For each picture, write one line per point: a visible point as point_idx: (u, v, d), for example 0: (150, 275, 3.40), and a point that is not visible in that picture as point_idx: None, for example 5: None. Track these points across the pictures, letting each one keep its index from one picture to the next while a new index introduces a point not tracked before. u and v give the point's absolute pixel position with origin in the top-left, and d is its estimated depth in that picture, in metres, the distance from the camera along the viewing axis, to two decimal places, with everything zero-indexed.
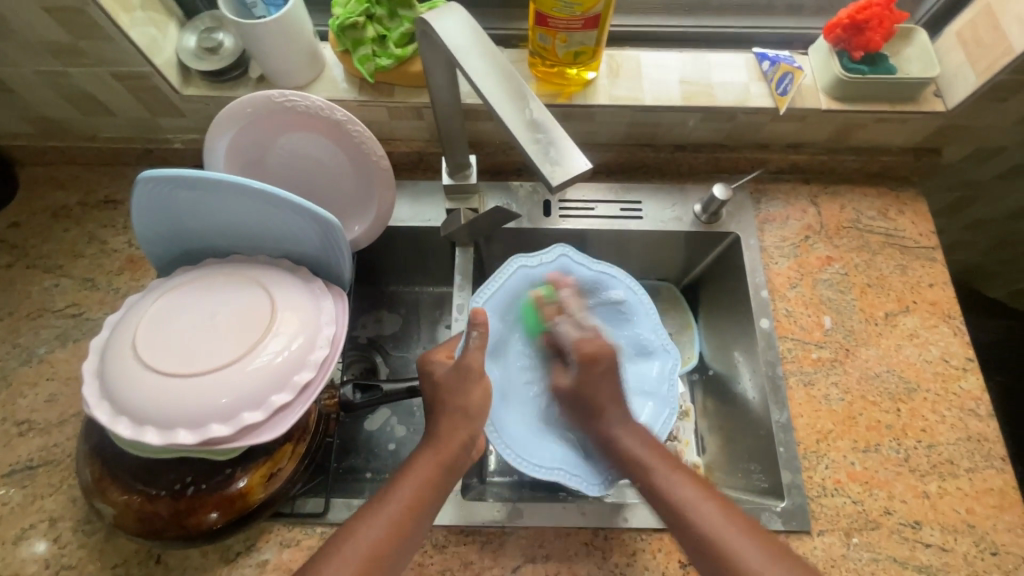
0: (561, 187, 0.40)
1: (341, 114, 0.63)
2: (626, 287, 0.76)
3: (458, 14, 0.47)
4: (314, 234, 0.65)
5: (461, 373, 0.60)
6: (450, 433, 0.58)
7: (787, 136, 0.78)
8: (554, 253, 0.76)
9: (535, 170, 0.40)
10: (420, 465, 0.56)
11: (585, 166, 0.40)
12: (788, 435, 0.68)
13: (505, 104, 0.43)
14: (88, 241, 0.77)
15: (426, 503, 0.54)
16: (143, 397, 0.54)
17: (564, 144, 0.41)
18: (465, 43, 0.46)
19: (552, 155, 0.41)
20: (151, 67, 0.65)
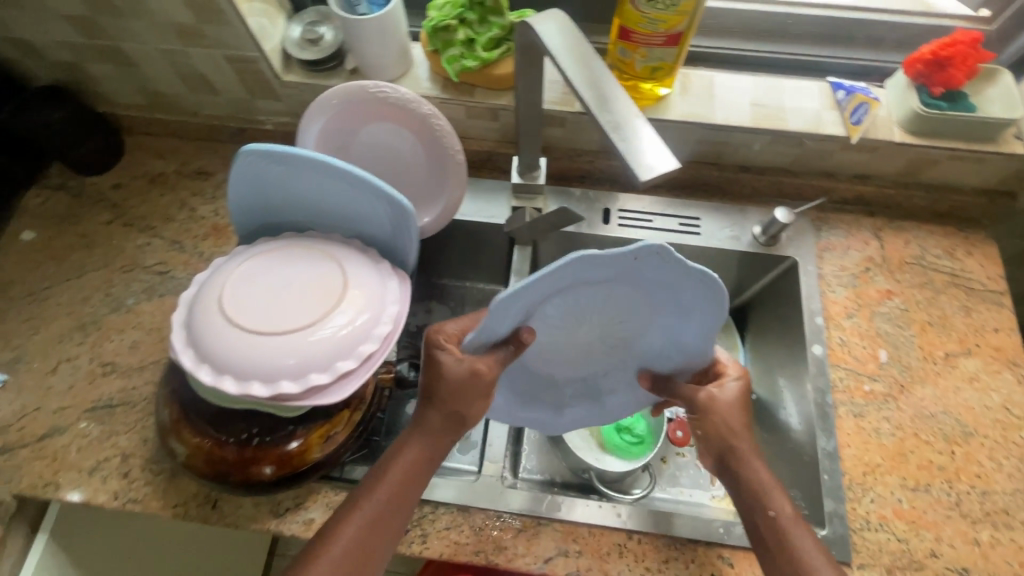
0: (649, 183, 0.40)
1: (427, 108, 0.67)
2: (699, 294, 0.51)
3: (554, 14, 0.48)
4: (388, 218, 0.70)
5: (468, 379, 0.55)
6: (438, 425, 0.56)
7: (855, 167, 0.77)
8: (635, 254, 0.45)
9: (623, 166, 0.40)
10: (405, 462, 0.55)
11: (673, 164, 0.40)
12: (834, 463, 0.67)
13: (598, 102, 0.44)
14: (180, 207, 0.84)
15: (410, 492, 0.55)
16: (224, 349, 0.58)
17: (654, 141, 0.42)
18: (562, 41, 0.47)
19: (643, 151, 0.41)
20: (260, 52, 0.71)
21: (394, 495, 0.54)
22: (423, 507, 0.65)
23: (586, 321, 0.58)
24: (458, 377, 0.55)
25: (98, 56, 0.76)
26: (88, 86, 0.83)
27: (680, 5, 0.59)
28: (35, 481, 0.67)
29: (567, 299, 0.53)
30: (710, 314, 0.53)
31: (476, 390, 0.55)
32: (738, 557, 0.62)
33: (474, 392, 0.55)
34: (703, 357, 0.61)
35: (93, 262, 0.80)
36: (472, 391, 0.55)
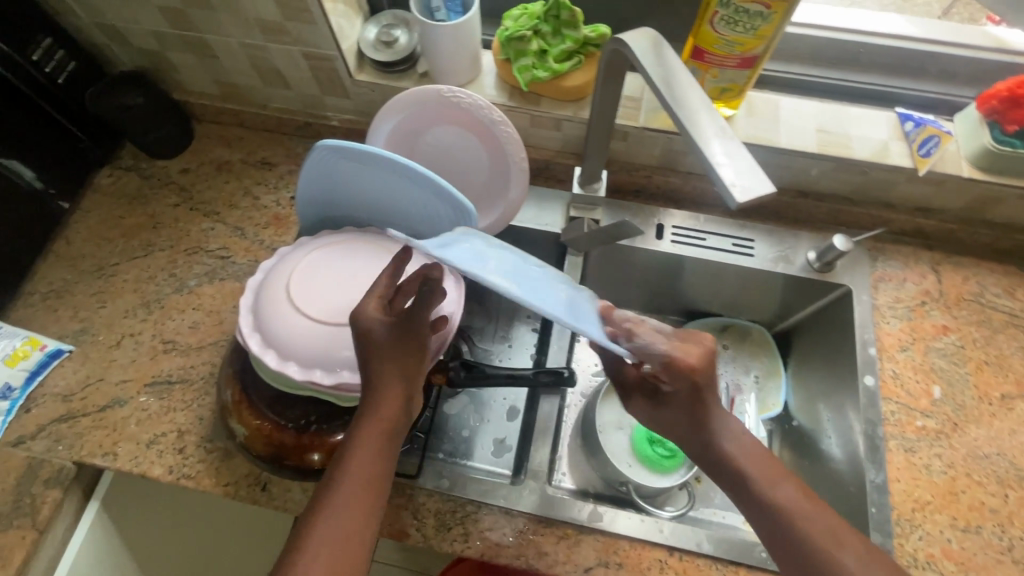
0: (742, 204, 0.38)
1: (496, 114, 0.68)
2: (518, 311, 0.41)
3: (660, 42, 0.49)
4: (449, 219, 0.71)
5: (394, 334, 0.53)
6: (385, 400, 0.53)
7: (917, 199, 0.77)
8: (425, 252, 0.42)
9: (715, 184, 0.39)
10: (362, 445, 0.52)
11: (770, 190, 0.39)
12: (882, 497, 0.66)
13: (695, 123, 0.44)
14: (244, 194, 0.87)
15: (380, 475, 0.52)
16: (290, 335, 0.60)
17: (749, 165, 0.40)
18: (667, 66, 0.48)
19: (738, 174, 0.40)
20: (338, 51, 0.73)
21: (364, 477, 0.51)
22: (467, 505, 0.66)
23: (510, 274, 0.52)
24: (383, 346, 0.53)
25: (181, 46, 0.79)
26: (166, 73, 0.86)
27: (760, 29, 0.59)
28: (95, 449, 0.69)
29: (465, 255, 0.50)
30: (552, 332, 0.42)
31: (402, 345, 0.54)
32: None
33: (401, 353, 0.54)
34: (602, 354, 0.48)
35: (160, 243, 0.83)
36: (402, 343, 0.54)
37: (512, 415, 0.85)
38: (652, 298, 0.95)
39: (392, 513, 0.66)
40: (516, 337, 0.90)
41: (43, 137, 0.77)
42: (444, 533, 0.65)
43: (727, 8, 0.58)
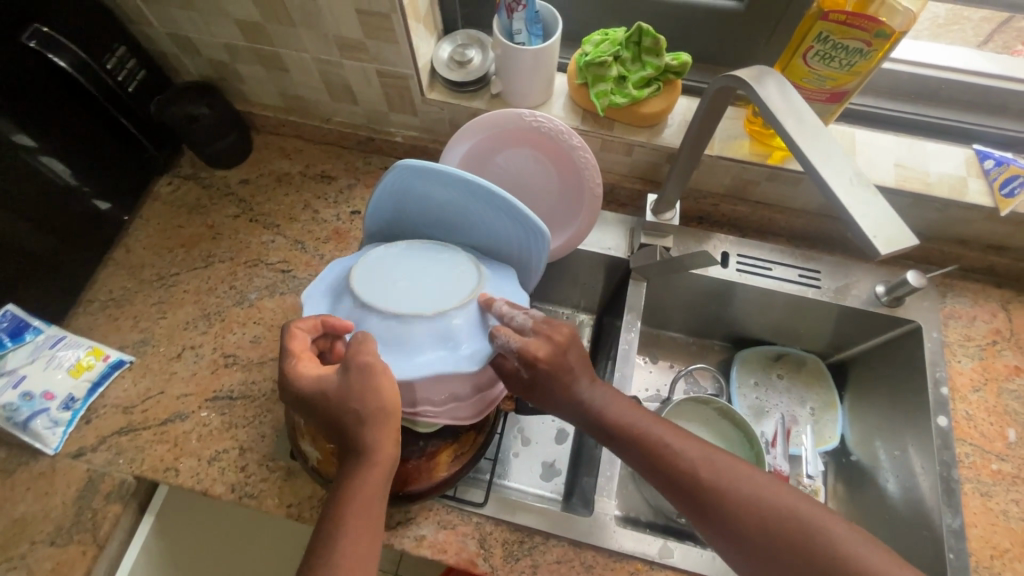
0: (890, 257, 0.38)
1: (577, 141, 0.67)
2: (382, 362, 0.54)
3: (775, 77, 0.50)
4: (520, 241, 0.70)
5: (356, 373, 0.49)
6: (374, 444, 0.49)
7: (992, 237, 0.76)
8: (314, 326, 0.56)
9: (861, 234, 0.39)
10: (357, 496, 0.48)
11: (913, 242, 0.39)
12: (960, 542, 0.65)
13: (830, 165, 0.43)
14: (303, 208, 0.86)
15: (376, 519, 0.48)
16: None
17: (888, 215, 0.40)
18: (789, 103, 0.48)
19: (880, 224, 0.40)
20: (415, 70, 0.73)
21: (360, 520, 0.48)
22: (535, 536, 0.65)
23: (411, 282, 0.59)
24: (348, 392, 0.49)
25: (253, 59, 0.79)
26: (232, 84, 0.86)
27: (856, 66, 0.59)
28: (155, 464, 0.68)
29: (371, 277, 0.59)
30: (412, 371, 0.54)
31: (368, 381, 0.49)
32: None
33: (377, 398, 0.49)
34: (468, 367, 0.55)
35: (219, 254, 0.82)
36: (368, 380, 0.49)
37: (561, 438, 0.84)
38: (706, 323, 0.94)
39: (458, 542, 0.64)
40: None
41: (111, 144, 0.77)
42: (512, 563, 0.63)
43: (824, 43, 0.58)
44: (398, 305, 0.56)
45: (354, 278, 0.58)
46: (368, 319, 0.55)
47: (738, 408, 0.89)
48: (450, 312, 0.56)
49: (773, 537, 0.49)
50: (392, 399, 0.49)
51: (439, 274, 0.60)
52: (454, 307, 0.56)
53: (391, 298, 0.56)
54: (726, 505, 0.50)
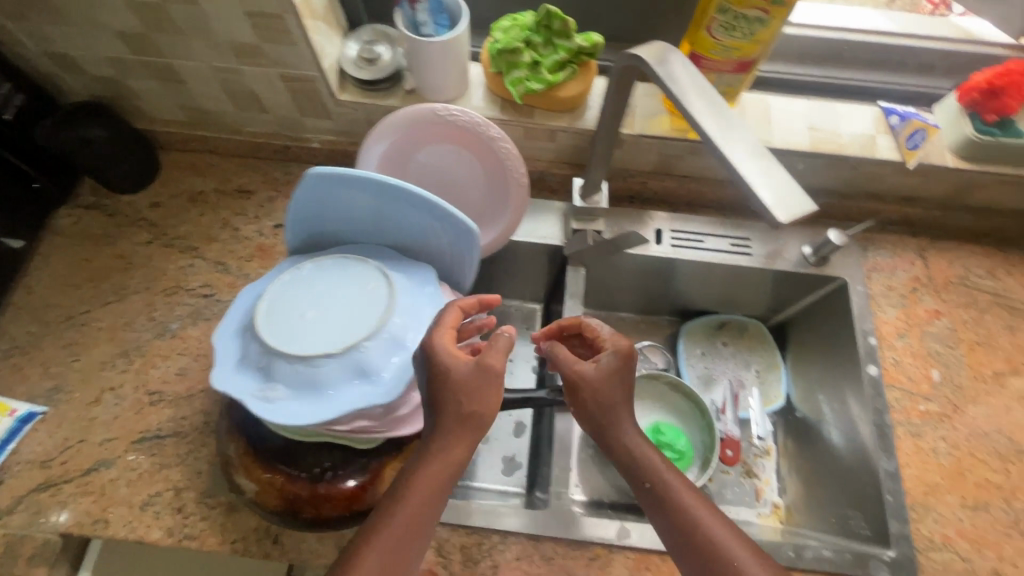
0: (792, 225, 0.39)
1: (495, 131, 0.66)
2: (293, 406, 0.55)
3: (676, 55, 0.49)
4: (450, 239, 0.69)
5: (478, 373, 0.55)
6: (455, 445, 0.54)
7: (904, 190, 0.79)
8: (224, 379, 0.56)
9: (762, 205, 0.40)
10: (423, 485, 0.53)
11: (813, 209, 0.40)
12: (896, 484, 0.68)
13: (728, 137, 0.44)
14: (222, 227, 0.81)
15: (425, 522, 0.52)
16: (295, 379, 0.55)
17: (788, 185, 0.41)
18: (686, 80, 0.48)
19: (780, 194, 0.40)
20: (320, 72, 0.69)
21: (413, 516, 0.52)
22: (493, 536, 0.65)
23: (323, 314, 0.60)
24: (472, 382, 0.55)
25: (143, 73, 0.73)
26: (126, 101, 0.79)
27: (757, 35, 0.60)
28: (82, 518, 0.63)
29: (281, 316, 0.59)
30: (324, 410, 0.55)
31: (487, 385, 0.55)
32: None
33: (485, 403, 0.55)
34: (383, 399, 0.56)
35: (133, 285, 0.77)
36: (484, 382, 0.55)
37: (519, 431, 0.84)
38: (651, 299, 0.95)
39: None
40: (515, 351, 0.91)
41: None
42: (472, 567, 0.63)
43: (725, 15, 0.59)
44: (305, 348, 0.56)
45: (258, 325, 0.58)
46: (277, 367, 0.56)
47: (687, 380, 0.91)
48: (360, 344, 0.57)
49: None
50: (490, 410, 0.56)
51: (348, 306, 0.61)
52: (364, 338, 0.58)
53: (299, 339, 0.57)
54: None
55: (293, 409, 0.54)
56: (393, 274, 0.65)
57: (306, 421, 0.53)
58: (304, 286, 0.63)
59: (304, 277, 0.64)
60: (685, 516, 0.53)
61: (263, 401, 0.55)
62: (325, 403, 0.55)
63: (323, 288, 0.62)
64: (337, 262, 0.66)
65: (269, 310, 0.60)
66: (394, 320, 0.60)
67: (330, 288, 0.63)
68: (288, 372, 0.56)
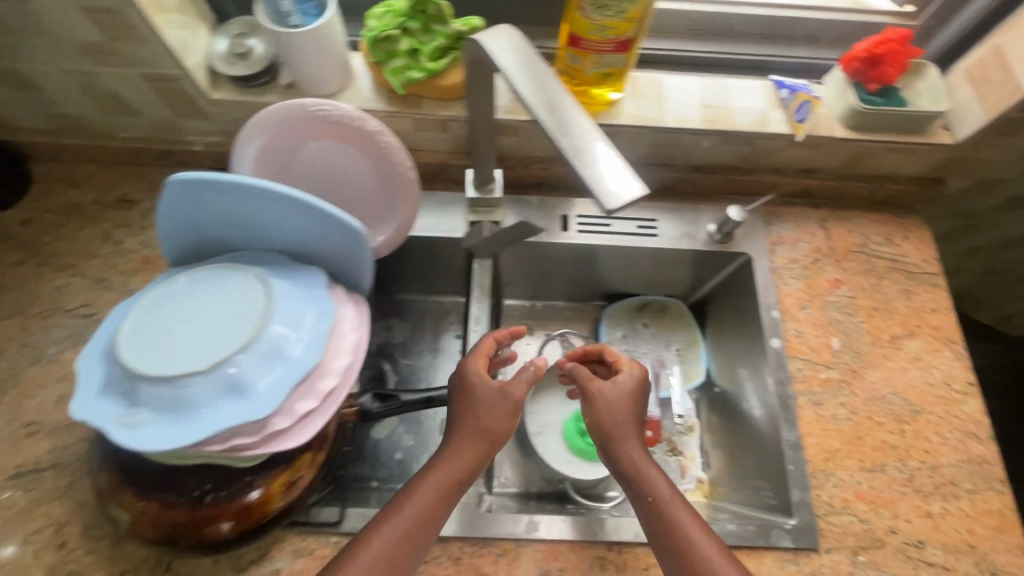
0: (616, 211, 0.38)
1: (372, 125, 0.63)
2: (161, 429, 0.52)
3: (515, 36, 0.47)
4: (337, 240, 0.66)
5: (500, 394, 0.64)
6: (467, 450, 0.61)
7: (801, 162, 0.80)
8: (86, 405, 0.53)
9: (588, 192, 0.39)
10: (431, 485, 0.59)
11: (639, 192, 0.39)
12: (797, 453, 0.70)
13: (560, 123, 0.43)
14: (103, 241, 0.76)
15: (429, 523, 0.58)
16: (162, 400, 0.53)
17: (616, 167, 0.41)
18: (518, 63, 0.45)
19: (607, 178, 0.40)
20: (184, 70, 0.65)
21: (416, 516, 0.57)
22: None
23: (194, 329, 0.57)
24: (490, 396, 0.64)
25: None
26: None
27: (629, 12, 0.59)
28: None
29: (148, 334, 0.56)
30: (194, 429, 0.52)
31: (507, 406, 0.64)
32: None
33: (500, 413, 0.63)
34: (258, 415, 0.54)
35: (3, 310, 0.71)
36: (504, 402, 0.64)
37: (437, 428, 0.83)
38: (570, 286, 0.94)
39: (318, 566, 0.63)
40: (439, 347, 0.98)
41: None
42: None
43: None
44: (171, 367, 0.54)
45: (120, 348, 0.55)
46: (141, 390, 0.53)
47: None
48: (232, 358, 0.55)
49: None
50: (502, 430, 0.63)
51: (221, 319, 0.58)
52: (236, 352, 0.55)
53: (164, 359, 0.54)
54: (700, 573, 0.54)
55: (159, 434, 0.52)
56: (273, 281, 0.62)
57: (173, 445, 0.51)
58: (176, 299, 0.59)
59: (176, 290, 0.60)
60: (667, 516, 0.57)
61: (128, 426, 0.52)
62: (193, 422, 0.53)
63: (197, 300, 0.59)
64: (214, 271, 0.62)
65: (134, 330, 0.56)
66: (271, 330, 0.58)
67: (204, 301, 0.59)
68: (154, 394, 0.53)
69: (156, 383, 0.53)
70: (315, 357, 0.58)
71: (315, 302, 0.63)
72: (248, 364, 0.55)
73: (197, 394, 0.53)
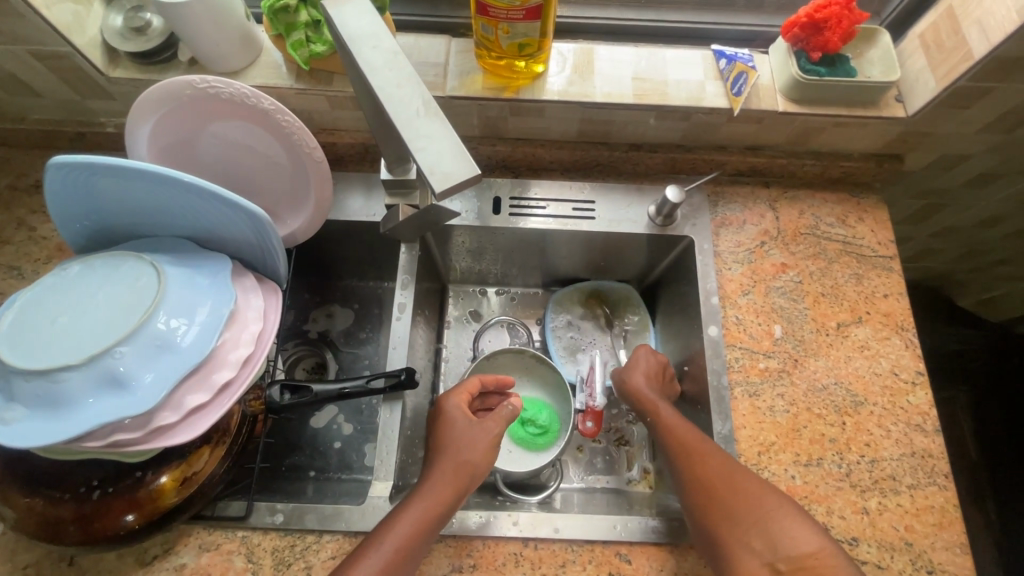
0: (446, 193, 0.34)
1: (268, 104, 0.59)
2: (35, 426, 0.50)
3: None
4: (242, 229, 0.63)
5: (473, 428, 0.66)
6: (442, 484, 0.60)
7: (745, 138, 0.75)
8: None
9: (416, 174, 0.35)
10: (413, 514, 0.58)
11: (472, 172, 0.35)
12: (728, 446, 0.66)
13: (396, 97, 0.38)
14: (16, 227, 0.74)
15: (407, 557, 0.55)
16: (38, 395, 0.51)
17: (455, 147, 0.36)
18: (359, 30, 0.41)
19: (440, 158, 0.36)
20: (70, 46, 0.61)
21: (394, 551, 0.55)
22: (307, 536, 0.63)
23: (77, 321, 0.54)
24: (468, 429, 0.65)
25: None
26: None
27: None
28: None
29: (30, 327, 0.53)
30: (68, 425, 0.50)
31: (482, 440, 0.65)
32: (635, 553, 0.62)
33: (478, 445, 0.64)
34: (138, 411, 0.51)
35: None
36: (475, 435, 0.65)
37: None
38: (514, 271, 0.90)
39: (223, 561, 0.61)
40: (382, 333, 0.94)
41: None
42: (283, 570, 0.61)
43: None
44: (46, 361, 0.51)
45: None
46: (16, 386, 0.51)
47: (553, 351, 0.87)
48: (113, 350, 0.52)
49: (717, 502, 0.57)
50: (479, 463, 0.63)
51: (107, 309, 0.55)
52: (118, 344, 0.52)
53: (40, 352, 0.52)
54: (697, 465, 0.60)
55: (31, 430, 0.50)
56: (167, 271, 0.58)
57: (43, 442, 0.49)
58: (63, 289, 0.56)
59: (66, 279, 0.57)
60: (667, 427, 0.65)
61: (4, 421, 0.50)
62: (69, 418, 0.50)
63: (84, 291, 0.56)
64: (108, 260, 0.59)
65: (14, 323, 0.54)
66: (160, 320, 0.55)
67: (91, 290, 0.56)
68: (28, 388, 0.51)
69: (30, 377, 0.51)
70: (206, 350, 0.55)
71: (215, 293, 0.59)
72: (131, 359, 0.53)
73: (74, 389, 0.51)
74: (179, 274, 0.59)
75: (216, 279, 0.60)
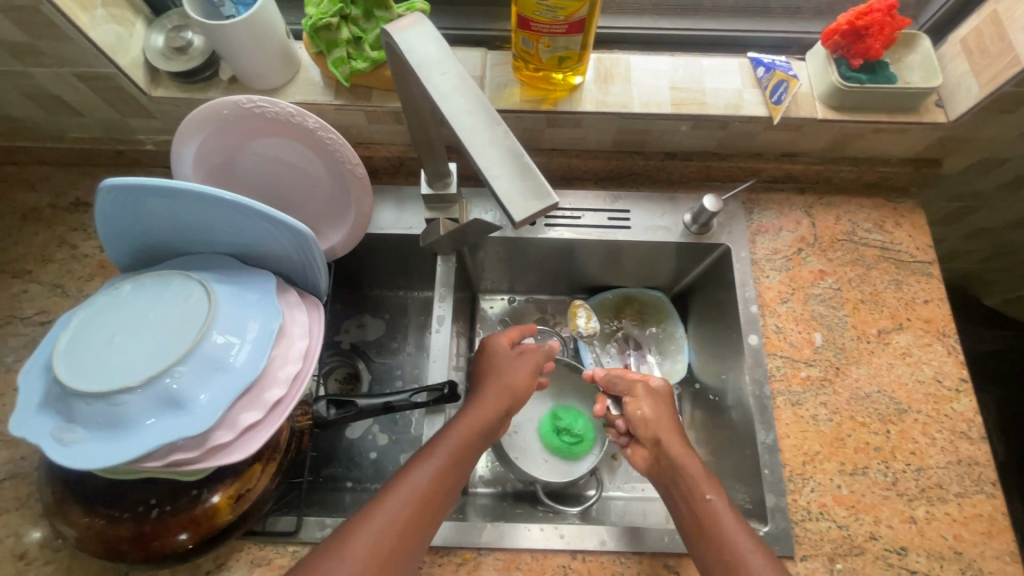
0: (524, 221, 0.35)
1: (312, 121, 0.60)
2: (100, 445, 0.51)
3: (427, 25, 0.42)
4: (285, 245, 0.63)
5: (517, 358, 0.69)
6: (489, 403, 0.64)
7: (781, 145, 0.75)
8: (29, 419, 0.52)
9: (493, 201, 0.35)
10: (462, 428, 0.61)
11: (548, 199, 0.36)
12: (773, 457, 0.66)
13: (466, 122, 0.39)
14: (58, 245, 0.75)
15: (458, 468, 0.58)
16: (100, 416, 0.51)
17: (528, 173, 0.37)
18: (424, 55, 0.41)
19: (515, 183, 0.36)
20: (116, 67, 0.62)
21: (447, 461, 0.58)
22: None
23: (133, 339, 0.54)
24: (511, 361, 0.69)
25: None
26: None
27: None
28: None
29: (87, 346, 0.54)
30: (130, 445, 0.50)
31: (524, 368, 0.69)
32: (683, 565, 0.62)
33: (520, 372, 0.68)
34: (197, 430, 0.52)
35: None
36: (519, 368, 0.69)
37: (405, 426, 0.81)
38: (545, 279, 0.90)
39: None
40: (414, 343, 0.94)
41: None
42: None
43: None
44: (107, 381, 0.52)
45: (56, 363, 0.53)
46: (78, 407, 0.51)
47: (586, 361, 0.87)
48: (172, 369, 0.53)
49: None
50: (522, 389, 0.67)
51: (163, 327, 0.55)
52: (176, 363, 0.53)
53: (100, 373, 0.52)
54: None
55: (95, 450, 0.50)
56: (217, 288, 0.59)
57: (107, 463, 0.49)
58: (116, 308, 0.57)
59: (119, 298, 0.58)
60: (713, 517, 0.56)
61: (66, 440, 0.51)
62: (131, 437, 0.51)
63: (138, 307, 0.57)
64: (159, 278, 0.60)
65: (70, 344, 0.54)
66: (214, 337, 0.56)
67: (144, 309, 0.57)
68: (89, 409, 0.51)
69: (90, 398, 0.51)
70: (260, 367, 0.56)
71: (264, 305, 0.60)
72: (189, 376, 0.53)
73: (136, 408, 0.51)
74: (230, 290, 0.60)
75: (264, 293, 0.61)
